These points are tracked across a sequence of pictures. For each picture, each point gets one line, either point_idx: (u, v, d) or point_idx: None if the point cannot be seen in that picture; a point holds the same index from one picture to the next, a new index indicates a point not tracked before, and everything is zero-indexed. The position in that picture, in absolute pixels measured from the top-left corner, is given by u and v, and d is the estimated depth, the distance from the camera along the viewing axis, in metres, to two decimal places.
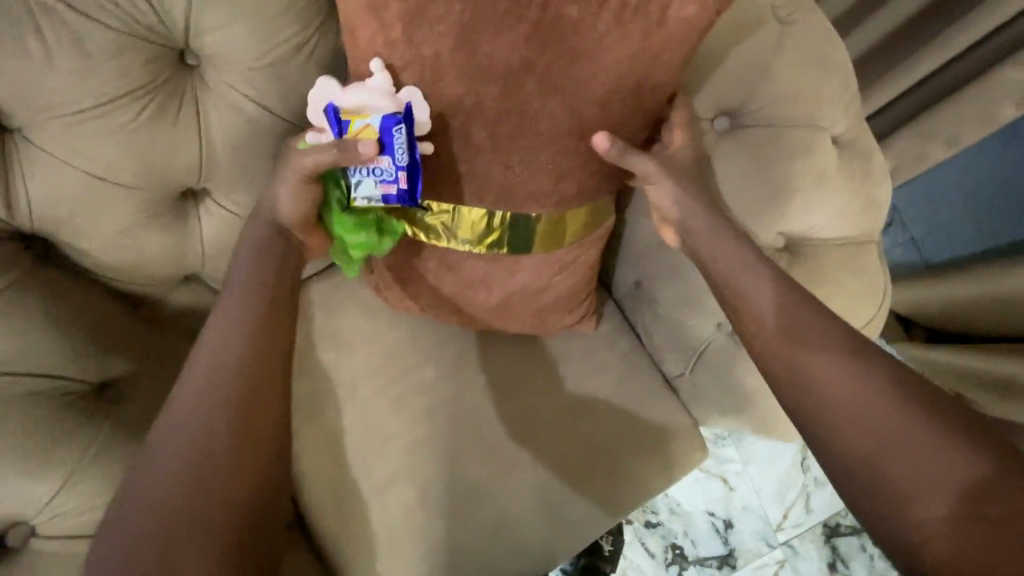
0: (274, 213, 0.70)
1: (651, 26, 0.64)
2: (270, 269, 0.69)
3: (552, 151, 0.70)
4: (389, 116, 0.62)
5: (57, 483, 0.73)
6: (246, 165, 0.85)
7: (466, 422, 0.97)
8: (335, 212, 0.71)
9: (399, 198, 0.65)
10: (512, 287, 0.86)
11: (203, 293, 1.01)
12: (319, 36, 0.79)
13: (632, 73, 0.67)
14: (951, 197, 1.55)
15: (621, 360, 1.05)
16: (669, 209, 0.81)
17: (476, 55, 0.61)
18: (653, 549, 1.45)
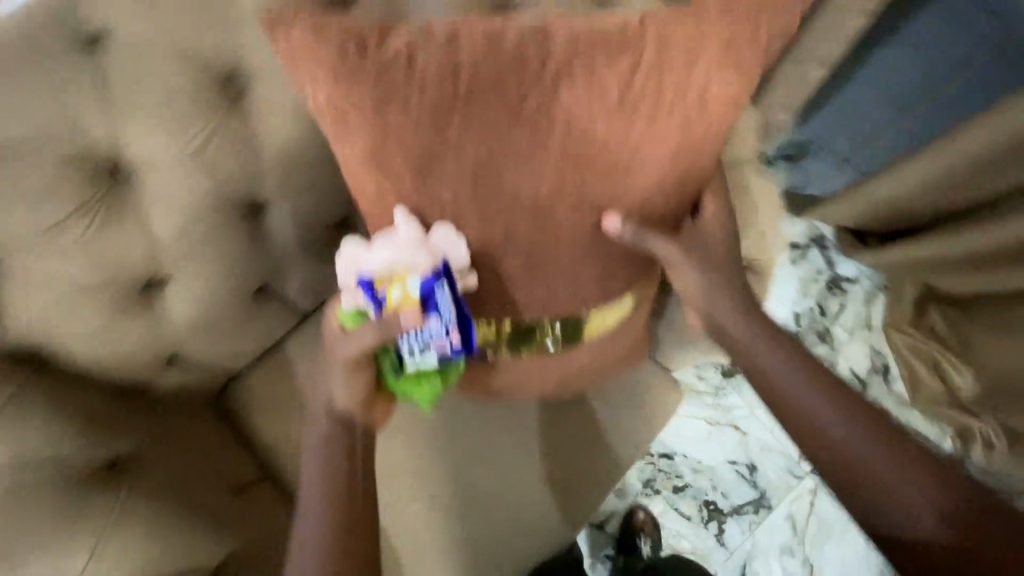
0: (331, 404, 0.66)
1: (687, 124, 0.58)
2: (340, 469, 0.64)
3: (596, 255, 0.67)
4: (427, 276, 0.59)
5: (88, 551, 0.66)
6: (208, 234, 0.73)
7: (526, 511, 0.89)
8: (392, 378, 0.66)
9: (456, 351, 0.62)
10: (565, 374, 0.82)
11: (194, 366, 0.85)
12: (217, 125, 0.66)
13: (675, 167, 0.61)
14: (865, 109, 1.34)
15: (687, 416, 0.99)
16: (692, 286, 0.70)
17: (501, 191, 0.59)
18: (688, 511, 1.28)
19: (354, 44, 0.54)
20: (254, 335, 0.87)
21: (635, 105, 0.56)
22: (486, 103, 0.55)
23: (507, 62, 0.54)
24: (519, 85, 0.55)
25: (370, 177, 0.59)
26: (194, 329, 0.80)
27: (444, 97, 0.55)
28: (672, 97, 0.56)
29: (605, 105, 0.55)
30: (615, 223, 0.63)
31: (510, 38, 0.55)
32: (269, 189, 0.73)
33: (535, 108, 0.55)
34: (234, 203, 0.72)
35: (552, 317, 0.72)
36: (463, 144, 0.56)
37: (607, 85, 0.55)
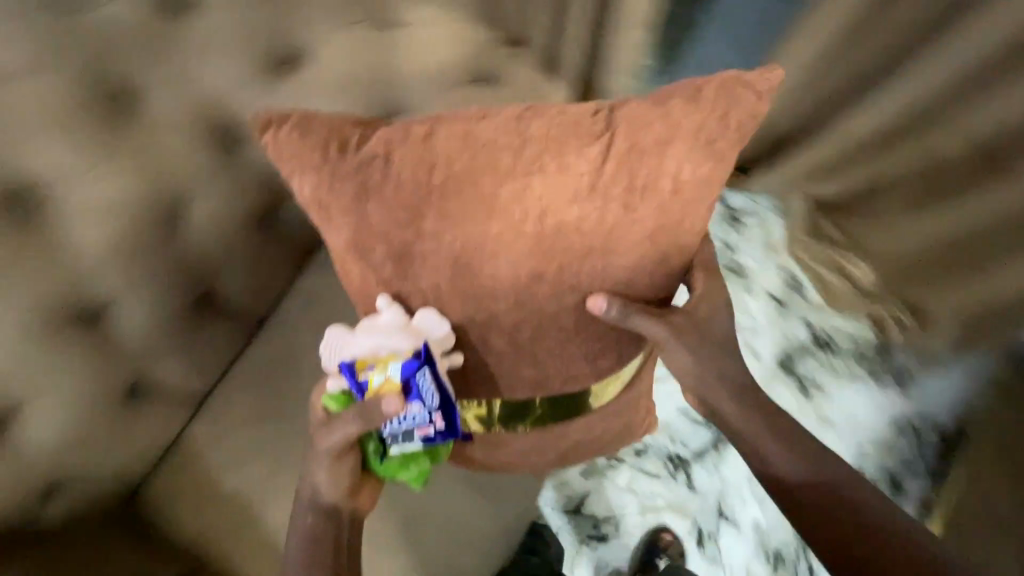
0: (315, 495, 0.65)
1: (664, 207, 0.58)
2: (325, 561, 0.64)
3: (582, 334, 0.66)
4: (409, 363, 0.59)
5: None
6: (48, 341, 0.68)
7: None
8: (379, 463, 0.66)
9: (440, 434, 0.62)
10: (563, 449, 0.80)
11: (85, 483, 0.80)
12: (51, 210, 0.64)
13: (656, 248, 0.61)
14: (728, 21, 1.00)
15: None
16: (684, 363, 0.67)
17: (480, 276, 0.60)
18: (656, 471, 1.14)
19: (337, 145, 0.57)
20: (150, 423, 0.84)
21: (608, 192, 0.56)
22: (461, 196, 0.56)
23: (478, 155, 0.56)
24: (491, 177, 0.56)
25: (357, 265, 0.61)
26: (68, 445, 0.75)
27: (420, 191, 0.57)
28: (644, 181, 0.56)
29: (578, 192, 0.56)
30: (602, 305, 0.61)
31: (481, 130, 0.56)
32: (108, 284, 0.70)
33: (508, 198, 0.56)
34: (74, 300, 0.68)
35: (543, 397, 0.72)
36: (440, 235, 0.58)
37: (578, 173, 0.55)
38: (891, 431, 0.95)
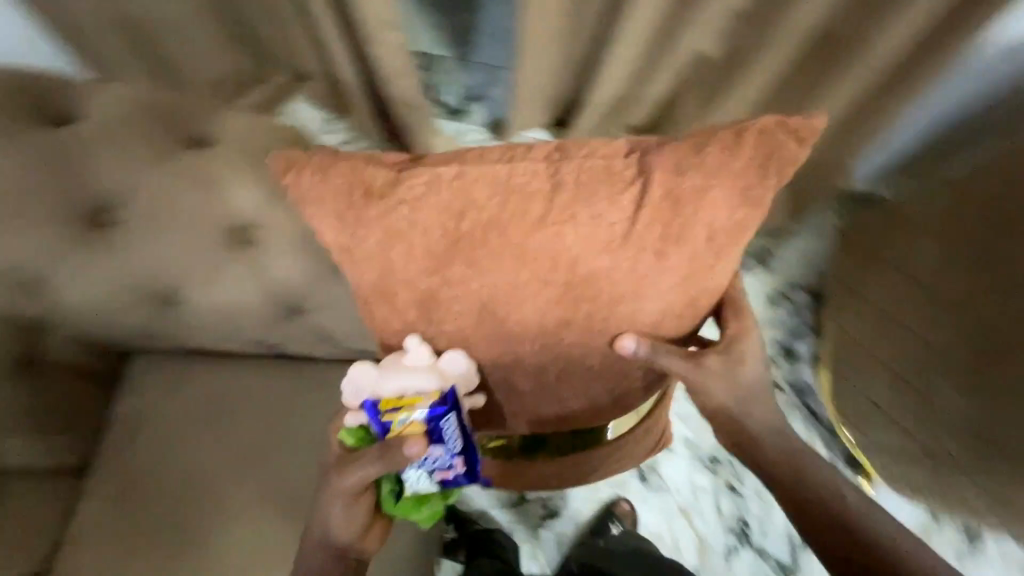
0: (327, 535, 0.64)
1: (697, 254, 0.56)
2: None
3: (606, 376, 0.65)
4: (436, 408, 0.59)
5: None
6: None
7: None
8: (392, 504, 0.65)
9: (458, 478, 0.62)
10: (581, 474, 0.81)
11: None
12: None
13: (686, 294, 0.59)
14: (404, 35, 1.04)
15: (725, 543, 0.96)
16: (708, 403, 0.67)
17: (506, 323, 0.58)
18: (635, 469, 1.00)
19: (363, 190, 0.56)
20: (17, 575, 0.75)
21: (641, 241, 0.54)
22: (491, 244, 0.55)
23: (508, 203, 0.54)
24: (520, 225, 0.54)
25: (381, 308, 0.60)
26: None
27: (448, 238, 0.55)
28: (678, 229, 0.54)
29: (611, 242, 0.54)
30: (631, 346, 0.60)
31: (510, 176, 0.55)
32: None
33: (539, 248, 0.54)
34: None
35: (563, 428, 0.72)
36: (468, 282, 0.56)
37: (611, 222, 0.54)
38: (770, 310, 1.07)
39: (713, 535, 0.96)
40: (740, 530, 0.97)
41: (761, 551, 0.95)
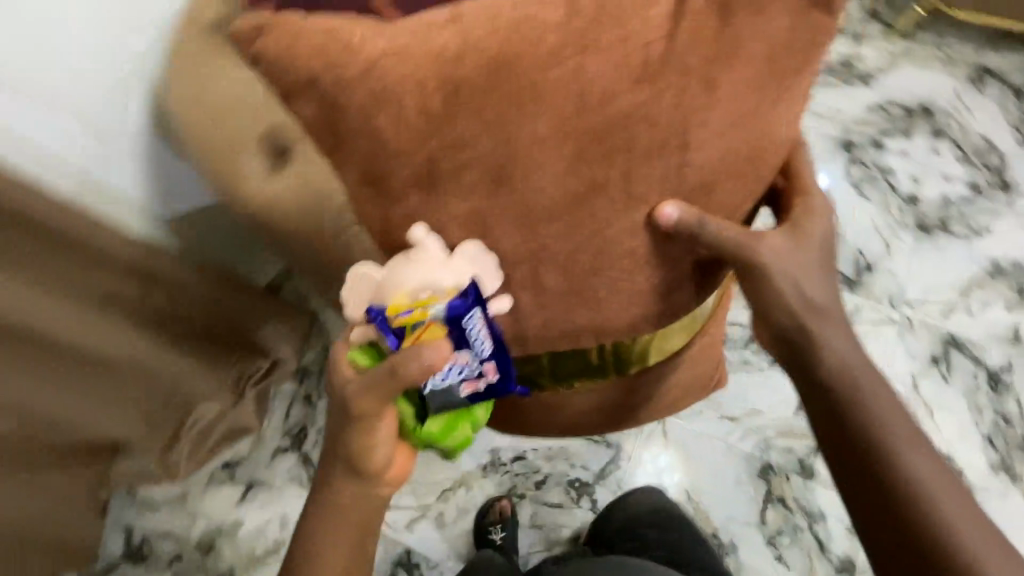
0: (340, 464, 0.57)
1: (755, 81, 0.45)
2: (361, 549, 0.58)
3: (650, 266, 0.55)
4: (456, 302, 0.50)
5: None
6: None
7: (737, 536, 0.93)
8: (418, 437, 0.56)
9: (489, 393, 0.53)
10: (626, 403, 0.72)
11: None
12: None
13: (742, 142, 0.48)
14: None
15: (707, 441, 0.97)
16: None
17: (525, 197, 0.49)
18: (556, 499, 0.96)
19: (340, 49, 0.46)
20: None
21: (684, 64, 0.44)
22: (502, 92, 0.45)
23: (515, 35, 0.44)
24: (531, 60, 0.44)
25: (376, 198, 0.51)
26: None
27: (445, 87, 0.45)
28: (729, 46, 0.44)
29: (644, 68, 0.44)
30: (674, 215, 0.50)
31: (512, 9, 0.45)
32: None
33: (557, 85, 0.44)
34: None
35: (603, 343, 0.61)
36: (475, 143, 0.47)
37: (643, 42, 0.43)
38: (492, 462, 0.98)
39: (580, 517, 0.95)
40: (578, 486, 0.96)
41: (601, 475, 0.97)
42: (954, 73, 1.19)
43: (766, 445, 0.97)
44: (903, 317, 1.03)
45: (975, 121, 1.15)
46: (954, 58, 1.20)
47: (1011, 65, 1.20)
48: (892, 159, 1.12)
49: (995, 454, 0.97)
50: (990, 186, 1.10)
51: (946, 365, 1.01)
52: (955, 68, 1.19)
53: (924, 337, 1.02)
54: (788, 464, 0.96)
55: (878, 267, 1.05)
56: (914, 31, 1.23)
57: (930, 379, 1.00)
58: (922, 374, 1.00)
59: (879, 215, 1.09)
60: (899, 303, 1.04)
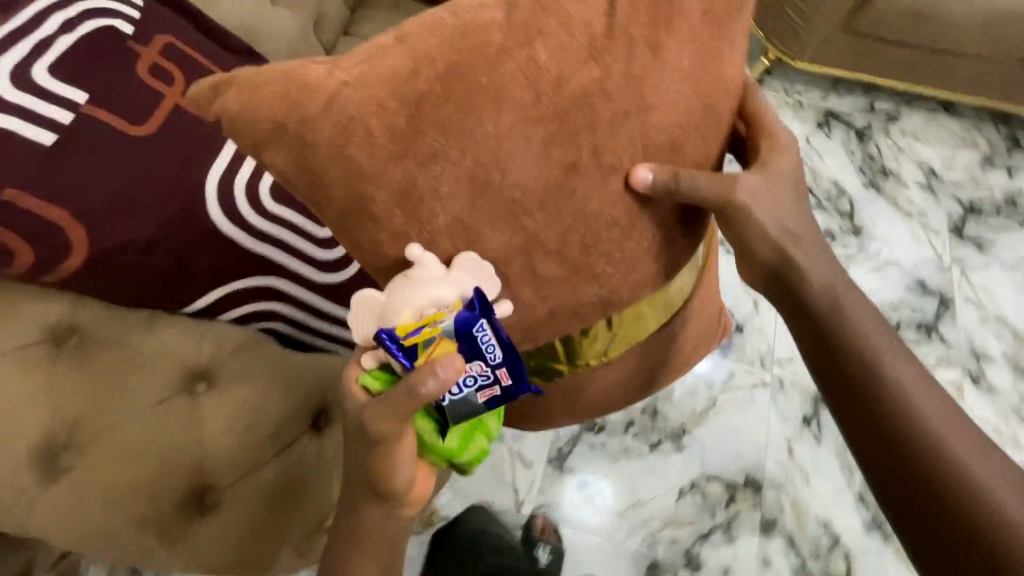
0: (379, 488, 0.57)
1: (697, 35, 0.47)
2: None
3: (638, 233, 0.56)
4: (463, 314, 0.50)
5: None
6: None
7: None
8: (438, 451, 0.56)
9: (506, 398, 0.54)
10: (644, 370, 0.74)
11: None
12: None
13: (698, 95, 0.50)
14: None
15: (603, 536, 1.05)
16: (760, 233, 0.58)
17: (505, 194, 0.50)
18: None
19: (299, 90, 0.48)
20: None
21: (628, 36, 0.46)
22: (462, 97, 0.46)
23: (465, 41, 0.46)
24: (483, 61, 0.46)
25: (363, 227, 0.52)
26: None
27: (408, 104, 0.47)
28: (666, 8, 0.46)
29: (592, 45, 0.46)
30: (650, 177, 0.51)
31: (454, 16, 0.47)
32: None
33: (514, 79, 0.46)
34: None
35: (610, 317, 0.63)
36: (448, 153, 0.48)
37: (585, 21, 0.45)
38: None
39: None
40: None
41: None
42: (805, 119, 1.38)
43: (652, 539, 1.05)
44: (771, 381, 1.15)
45: (823, 167, 1.32)
46: (803, 105, 1.39)
47: (850, 109, 1.40)
48: None
49: (866, 512, 1.07)
50: (843, 233, 1.27)
51: (817, 424, 1.12)
52: (805, 113, 1.38)
53: (797, 397, 1.14)
54: (675, 558, 1.04)
55: (747, 328, 1.19)
56: (764, 79, 1.40)
57: (805, 441, 1.11)
58: (795, 439, 1.11)
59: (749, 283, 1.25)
60: (770, 365, 1.16)
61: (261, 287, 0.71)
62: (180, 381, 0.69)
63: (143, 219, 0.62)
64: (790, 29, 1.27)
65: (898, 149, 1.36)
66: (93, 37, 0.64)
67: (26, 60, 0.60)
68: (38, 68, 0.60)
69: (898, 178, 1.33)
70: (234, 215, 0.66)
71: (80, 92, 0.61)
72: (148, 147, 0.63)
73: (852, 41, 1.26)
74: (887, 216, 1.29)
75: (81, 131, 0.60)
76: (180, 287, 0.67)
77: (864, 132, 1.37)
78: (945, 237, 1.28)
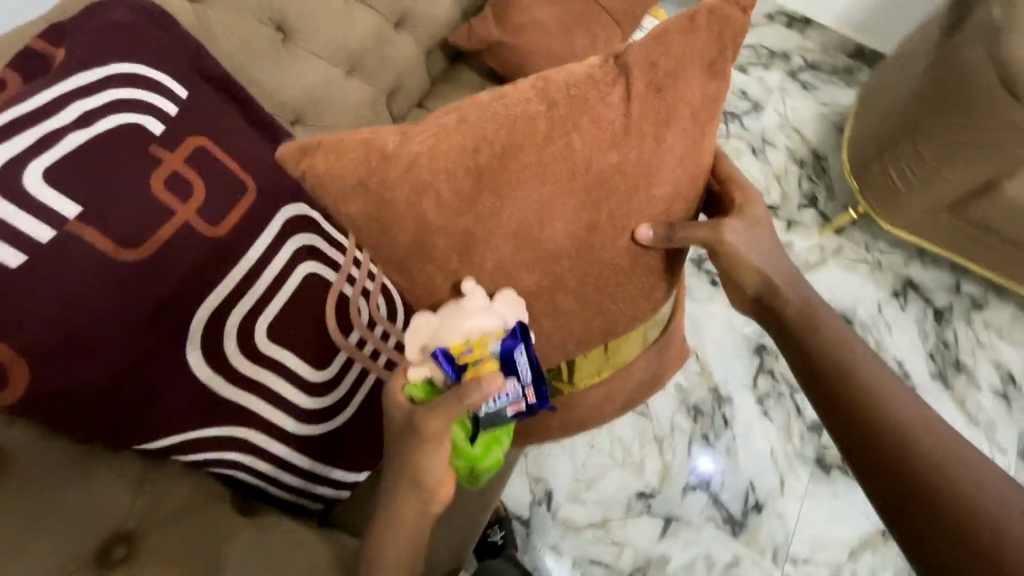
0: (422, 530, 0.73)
1: (688, 132, 0.63)
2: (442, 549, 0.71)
3: (637, 276, 0.71)
4: (507, 342, 0.62)
5: None
6: None
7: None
8: (464, 456, 0.65)
9: (529, 412, 0.63)
10: (632, 390, 0.87)
11: None
12: None
13: (687, 175, 0.66)
14: None
15: None
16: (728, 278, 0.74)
17: (539, 244, 0.63)
18: None
19: (380, 158, 0.59)
20: None
21: (640, 132, 0.61)
22: (512, 171, 0.60)
23: (518, 128, 0.59)
24: (533, 145, 0.59)
25: (422, 267, 0.63)
26: None
27: (470, 174, 0.59)
28: (668, 112, 0.61)
29: (613, 137, 0.60)
30: (648, 234, 0.66)
31: (510, 108, 0.60)
32: None
33: (553, 158, 0.60)
34: None
35: (609, 343, 0.77)
36: (498, 212, 0.61)
37: (609, 119, 0.60)
38: None
39: None
40: None
41: None
42: (882, 284, 1.44)
43: None
44: None
45: (891, 342, 1.39)
46: (883, 266, 1.46)
47: (931, 283, 1.46)
48: (737, 424, 1.27)
49: None
50: None
51: None
52: (885, 279, 1.45)
53: None
54: None
55: (766, 507, 1.22)
56: (848, 228, 1.49)
57: None
58: None
59: (778, 437, 1.27)
60: (781, 557, 1.19)
61: (229, 437, 0.70)
62: (94, 551, 0.61)
63: (105, 357, 0.58)
64: (885, 185, 1.30)
65: (978, 343, 1.42)
66: (111, 134, 0.60)
67: (24, 155, 0.55)
68: (35, 172, 0.55)
69: (970, 375, 1.38)
70: (216, 355, 0.66)
71: (74, 205, 0.56)
72: (132, 277, 0.59)
73: (959, 227, 1.29)
74: (949, 410, 1.34)
75: (59, 250, 0.55)
76: (151, 417, 0.63)
77: (943, 314, 1.43)
78: (1011, 456, 1.32)
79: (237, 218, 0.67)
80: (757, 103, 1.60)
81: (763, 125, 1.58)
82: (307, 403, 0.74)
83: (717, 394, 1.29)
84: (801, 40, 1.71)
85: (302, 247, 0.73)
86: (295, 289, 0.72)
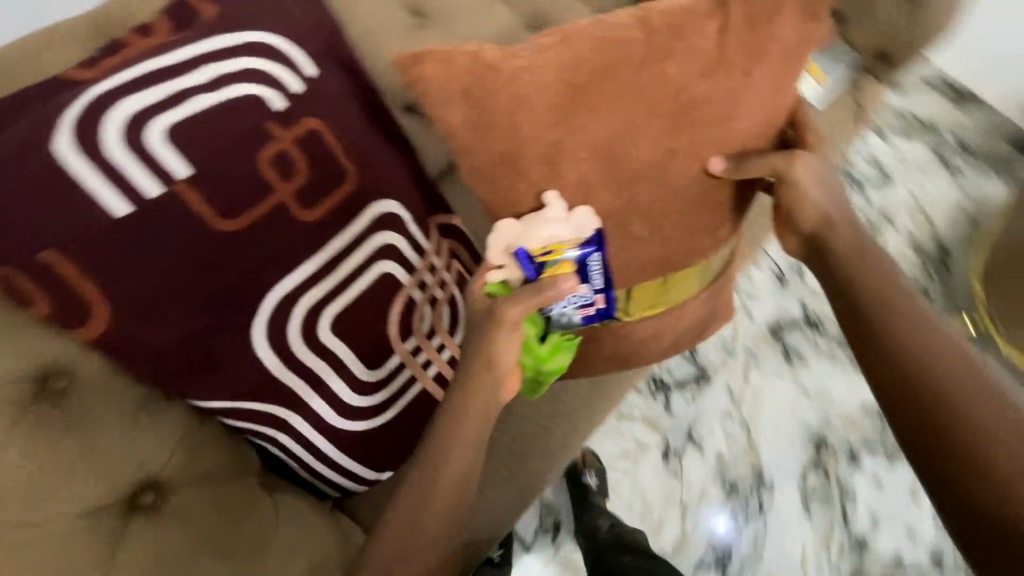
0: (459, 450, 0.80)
1: (775, 69, 0.67)
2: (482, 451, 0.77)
3: (703, 208, 0.75)
4: (585, 248, 0.70)
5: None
6: None
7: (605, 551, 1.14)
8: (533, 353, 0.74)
9: (597, 316, 0.76)
10: (679, 330, 0.91)
11: None
12: None
13: (766, 112, 0.69)
14: None
15: None
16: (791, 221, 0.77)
17: (619, 163, 0.68)
18: None
19: (483, 70, 0.63)
20: None
21: (729, 63, 0.65)
22: (606, 88, 0.64)
23: (617, 49, 0.63)
24: (629, 66, 0.64)
25: (509, 176, 0.68)
26: None
27: (567, 88, 0.64)
28: (760, 47, 0.65)
29: (704, 65, 0.64)
30: (721, 165, 0.70)
31: (612, 30, 0.64)
32: None
33: (645, 80, 0.64)
34: None
35: (667, 274, 0.81)
36: (587, 127, 0.65)
37: (703, 47, 0.64)
38: None
39: None
40: None
41: None
42: None
43: None
44: None
45: None
46: None
47: None
48: (772, 508, 1.26)
49: None
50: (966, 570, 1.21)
51: None
52: None
53: None
54: None
55: None
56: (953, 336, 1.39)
57: None
58: None
59: (817, 542, 1.23)
60: None
61: (266, 413, 0.72)
62: (125, 497, 0.69)
63: (168, 325, 0.62)
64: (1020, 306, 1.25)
65: None
66: (228, 106, 0.62)
67: (151, 108, 0.59)
68: (159, 121, 0.59)
69: None
70: (281, 346, 0.69)
71: (186, 165, 0.60)
72: (213, 245, 0.62)
73: None
74: None
75: (158, 211, 0.59)
76: (201, 387, 0.67)
77: None
78: None
79: (331, 205, 0.70)
80: (888, 174, 1.57)
81: (890, 199, 1.54)
82: (358, 402, 0.76)
83: (759, 477, 1.28)
84: (954, 118, 1.64)
85: (388, 245, 0.75)
86: (368, 287, 0.73)
